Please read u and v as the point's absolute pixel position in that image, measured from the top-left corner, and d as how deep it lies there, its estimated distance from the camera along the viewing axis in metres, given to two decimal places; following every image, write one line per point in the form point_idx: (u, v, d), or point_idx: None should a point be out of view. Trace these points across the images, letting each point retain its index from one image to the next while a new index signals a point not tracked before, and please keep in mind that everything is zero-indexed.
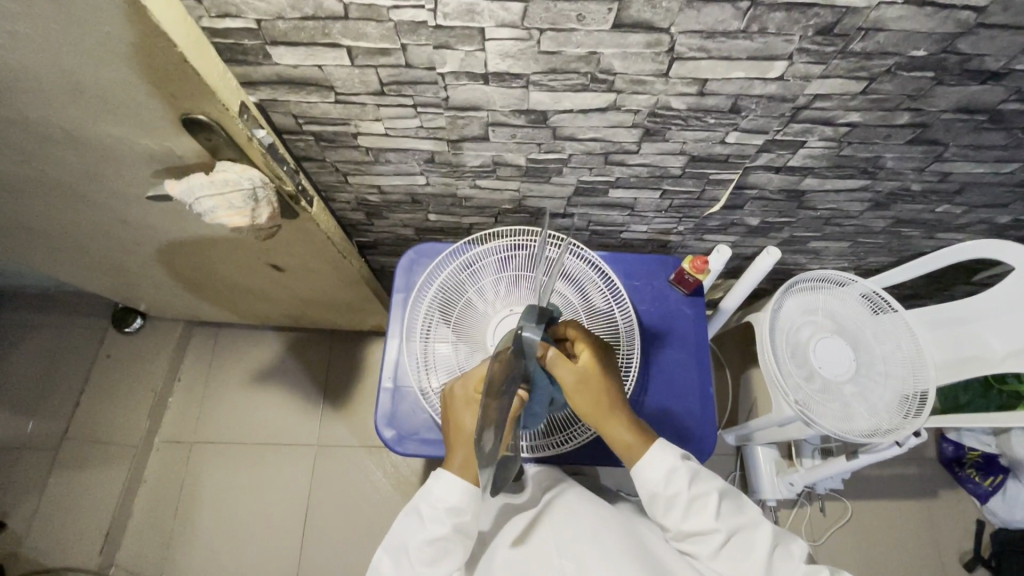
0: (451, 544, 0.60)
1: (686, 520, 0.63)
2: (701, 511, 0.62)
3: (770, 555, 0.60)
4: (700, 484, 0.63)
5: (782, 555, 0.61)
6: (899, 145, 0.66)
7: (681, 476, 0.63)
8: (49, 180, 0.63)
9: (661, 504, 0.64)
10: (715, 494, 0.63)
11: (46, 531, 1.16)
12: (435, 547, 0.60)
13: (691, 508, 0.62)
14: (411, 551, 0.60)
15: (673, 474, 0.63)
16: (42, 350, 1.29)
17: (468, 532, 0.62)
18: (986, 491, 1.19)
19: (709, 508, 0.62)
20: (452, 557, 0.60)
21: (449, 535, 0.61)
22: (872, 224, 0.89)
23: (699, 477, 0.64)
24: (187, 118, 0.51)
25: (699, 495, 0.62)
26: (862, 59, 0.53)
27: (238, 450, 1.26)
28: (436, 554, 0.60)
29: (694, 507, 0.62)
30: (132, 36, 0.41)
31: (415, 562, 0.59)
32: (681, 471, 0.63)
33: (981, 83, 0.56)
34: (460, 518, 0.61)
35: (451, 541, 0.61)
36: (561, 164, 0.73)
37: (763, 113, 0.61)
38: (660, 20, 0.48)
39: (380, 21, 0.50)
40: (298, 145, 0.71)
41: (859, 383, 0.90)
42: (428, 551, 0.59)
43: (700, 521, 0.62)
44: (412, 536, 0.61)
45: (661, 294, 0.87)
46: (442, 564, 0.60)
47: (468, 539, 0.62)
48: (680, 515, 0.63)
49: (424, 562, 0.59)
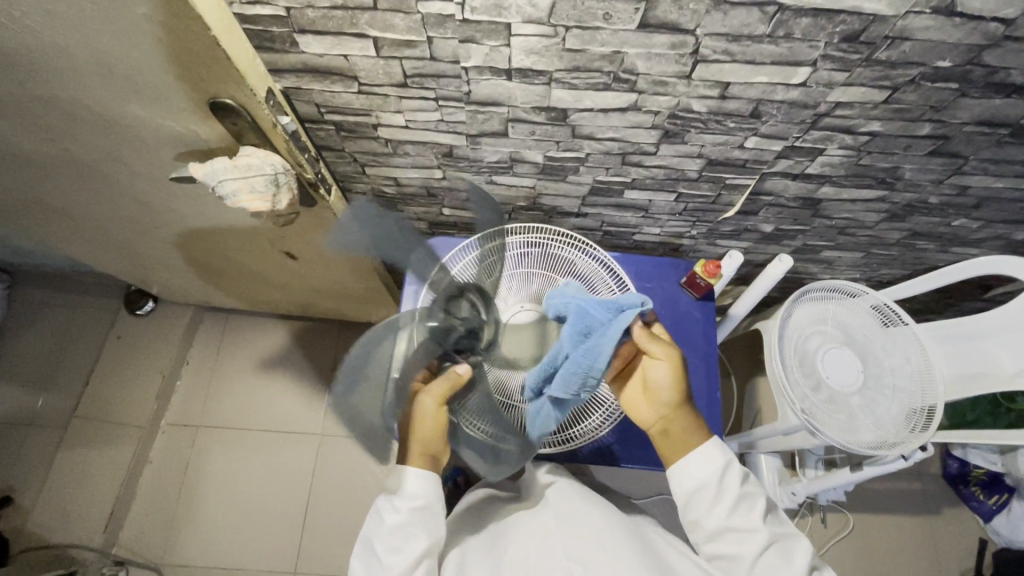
0: (412, 530, 0.62)
1: (731, 516, 0.61)
2: (748, 511, 0.61)
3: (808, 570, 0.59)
4: (750, 486, 0.63)
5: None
6: (919, 156, 0.66)
7: (732, 473, 0.63)
8: (72, 158, 0.63)
9: (711, 493, 0.62)
10: (762, 500, 0.63)
11: (52, 508, 1.17)
12: (398, 534, 0.62)
13: (738, 506, 0.62)
14: (377, 545, 0.62)
15: (727, 470, 0.63)
16: (54, 328, 1.31)
17: (431, 516, 0.64)
18: (991, 510, 1.19)
19: (757, 509, 0.61)
20: (416, 542, 0.62)
21: (406, 519, 0.63)
22: (887, 236, 0.89)
23: (748, 480, 0.64)
24: (215, 101, 0.51)
25: (751, 496, 0.62)
26: (886, 67, 0.53)
27: (242, 436, 1.27)
28: (402, 541, 0.62)
29: (741, 506, 0.62)
30: (169, 21, 0.42)
31: (380, 552, 0.61)
32: (735, 469, 0.63)
33: (1005, 96, 0.56)
34: (415, 502, 0.63)
35: (411, 525, 0.62)
36: (578, 163, 0.73)
37: (783, 119, 0.61)
38: (687, 21, 0.48)
39: (408, 14, 0.50)
40: (318, 134, 0.71)
41: (867, 396, 0.90)
42: (392, 539, 0.62)
43: (745, 519, 0.61)
44: (376, 534, 0.63)
45: (672, 297, 0.88)
46: (407, 550, 0.61)
47: (432, 521, 0.64)
48: (729, 508, 0.61)
49: (391, 551, 0.61)
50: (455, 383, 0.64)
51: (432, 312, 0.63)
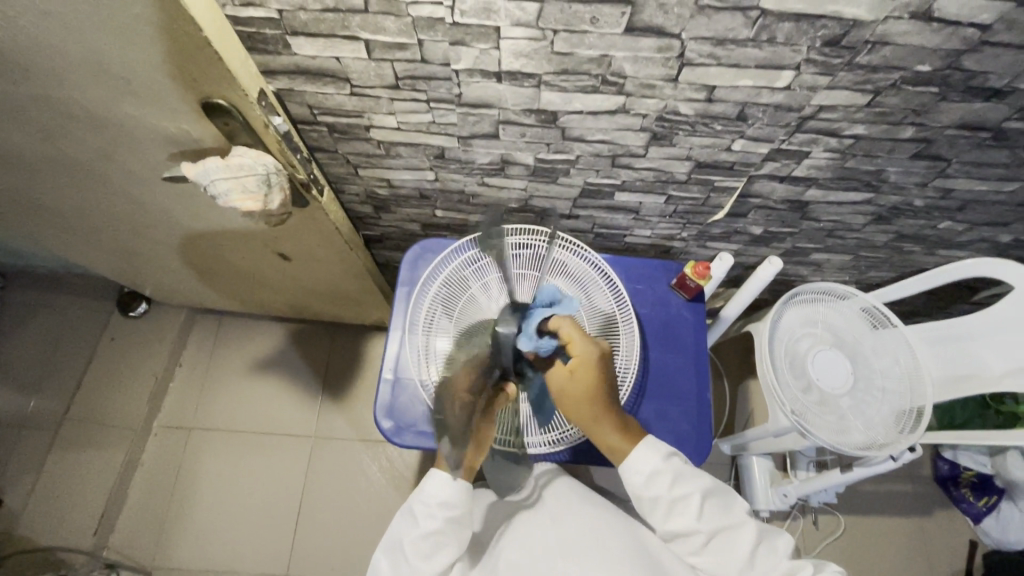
0: (444, 537, 0.62)
1: (669, 521, 0.62)
2: (683, 512, 0.62)
3: (752, 557, 0.59)
4: (683, 486, 0.62)
5: (763, 554, 0.60)
6: (903, 159, 0.68)
7: (663, 479, 0.62)
8: (65, 157, 0.64)
9: (645, 501, 0.63)
10: (699, 497, 0.61)
11: (43, 510, 1.16)
12: (431, 541, 0.62)
13: (672, 510, 0.62)
14: (407, 549, 0.62)
15: (655, 477, 0.62)
16: (46, 329, 1.30)
17: (463, 524, 0.64)
18: (980, 511, 1.19)
19: (691, 510, 0.61)
20: (448, 549, 0.62)
21: (442, 528, 0.62)
22: (874, 238, 0.90)
23: (683, 479, 0.62)
24: (207, 101, 0.52)
25: (683, 496, 0.62)
26: (868, 72, 0.54)
27: (235, 438, 1.27)
28: (432, 548, 0.62)
29: (676, 509, 0.62)
30: (164, 23, 0.43)
31: (411, 556, 0.61)
32: (665, 473, 0.62)
33: (984, 100, 0.57)
34: (451, 512, 0.63)
35: (443, 534, 0.62)
36: (568, 165, 0.74)
37: (769, 121, 0.62)
38: (672, 25, 0.49)
39: (399, 17, 0.51)
40: (312, 136, 0.72)
41: (857, 397, 0.91)
42: (423, 546, 0.61)
43: (682, 522, 0.62)
44: (408, 535, 0.63)
45: (662, 298, 0.88)
46: (437, 557, 0.62)
47: (463, 530, 0.64)
48: (663, 515, 0.63)
49: (422, 557, 0.61)
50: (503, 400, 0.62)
51: (508, 323, 0.60)
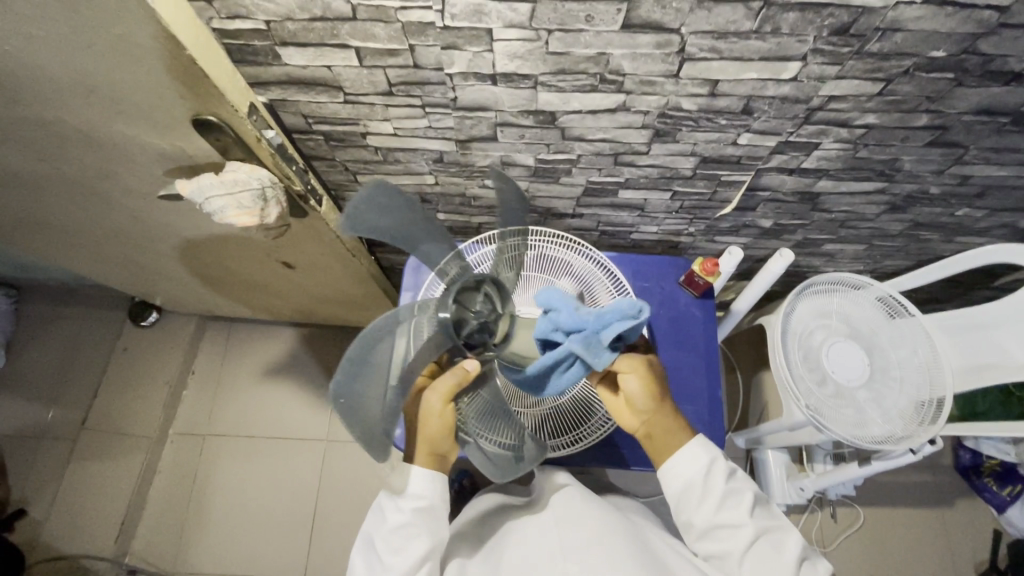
0: (415, 528, 0.61)
1: (718, 512, 0.61)
2: (735, 507, 0.61)
3: (799, 561, 0.59)
4: (737, 481, 0.62)
5: (807, 566, 0.60)
6: (917, 147, 0.65)
7: (718, 470, 0.62)
8: (63, 176, 0.64)
9: (697, 492, 0.61)
10: (749, 494, 0.62)
11: (65, 519, 1.19)
12: (401, 534, 0.61)
13: (724, 502, 0.61)
14: (380, 545, 0.61)
15: (713, 466, 0.62)
16: (61, 341, 1.32)
17: (434, 513, 0.62)
18: (1004, 501, 1.15)
19: (744, 504, 0.61)
20: (418, 541, 0.60)
21: (411, 520, 0.61)
22: (890, 227, 0.87)
23: (736, 475, 0.63)
24: (198, 119, 0.51)
25: (738, 488, 0.62)
26: (879, 59, 0.51)
27: (249, 443, 1.28)
28: (403, 540, 0.60)
29: (727, 502, 0.61)
30: (147, 41, 0.42)
31: (382, 551, 0.60)
32: (720, 465, 0.62)
33: (1003, 84, 0.54)
34: (420, 503, 0.61)
35: (414, 526, 0.61)
36: (570, 164, 0.72)
37: (776, 114, 0.59)
38: (671, 20, 0.48)
39: (388, 23, 0.50)
40: (308, 144, 0.71)
41: (875, 388, 0.88)
42: (393, 541, 0.61)
43: (733, 514, 0.60)
44: (379, 532, 0.62)
45: (671, 295, 0.87)
46: (408, 551, 0.60)
47: (436, 521, 0.62)
48: (715, 506, 0.61)
49: (392, 552, 0.60)
50: (464, 380, 0.60)
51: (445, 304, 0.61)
